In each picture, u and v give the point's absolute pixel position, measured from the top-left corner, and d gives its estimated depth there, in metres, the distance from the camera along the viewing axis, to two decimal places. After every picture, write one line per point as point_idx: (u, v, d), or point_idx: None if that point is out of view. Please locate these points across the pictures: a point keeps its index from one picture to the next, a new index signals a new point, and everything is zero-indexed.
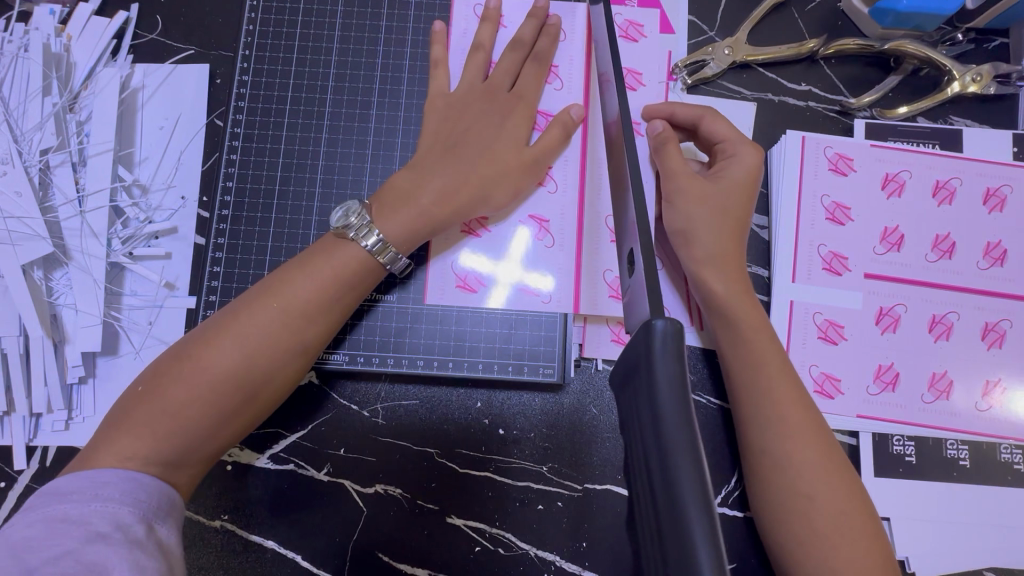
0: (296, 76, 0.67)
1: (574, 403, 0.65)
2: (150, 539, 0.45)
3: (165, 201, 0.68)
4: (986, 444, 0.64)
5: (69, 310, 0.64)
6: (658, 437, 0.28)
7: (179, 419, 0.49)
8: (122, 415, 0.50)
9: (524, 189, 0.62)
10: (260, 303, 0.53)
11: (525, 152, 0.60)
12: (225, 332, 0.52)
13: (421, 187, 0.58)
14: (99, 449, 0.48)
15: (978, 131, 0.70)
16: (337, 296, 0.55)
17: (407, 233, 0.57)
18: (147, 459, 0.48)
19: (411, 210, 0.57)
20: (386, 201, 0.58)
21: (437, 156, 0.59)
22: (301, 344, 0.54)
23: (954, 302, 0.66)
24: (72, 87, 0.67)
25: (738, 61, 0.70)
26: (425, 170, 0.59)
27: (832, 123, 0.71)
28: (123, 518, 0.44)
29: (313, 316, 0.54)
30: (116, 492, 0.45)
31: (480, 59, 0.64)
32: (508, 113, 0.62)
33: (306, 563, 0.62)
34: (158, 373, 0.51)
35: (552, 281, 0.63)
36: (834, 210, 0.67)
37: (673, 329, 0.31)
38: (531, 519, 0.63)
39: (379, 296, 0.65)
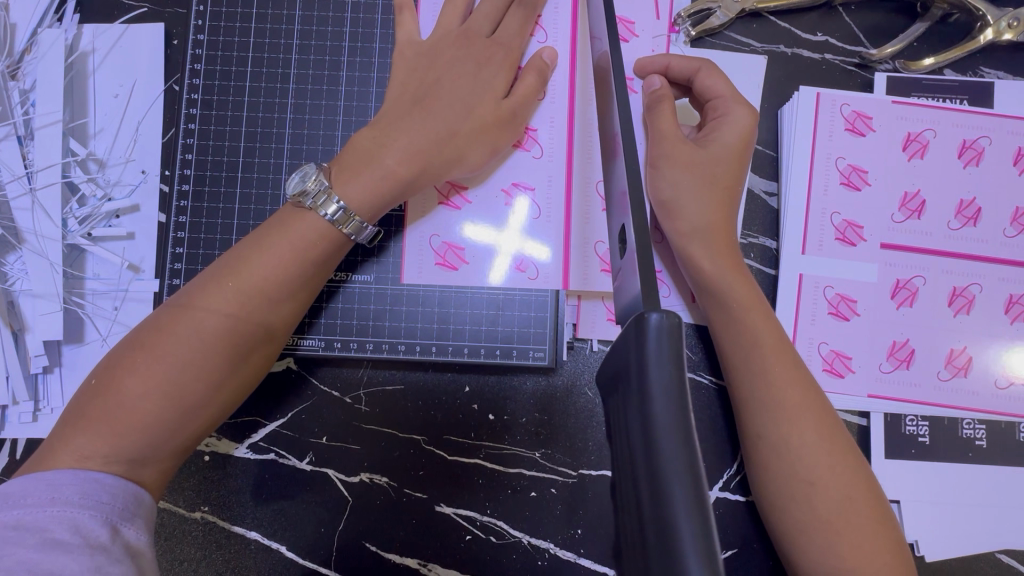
0: (256, 35, 0.61)
1: (567, 386, 0.62)
2: (114, 544, 0.42)
3: (124, 177, 0.63)
4: (1004, 423, 0.61)
5: (27, 296, 0.60)
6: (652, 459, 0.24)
7: (138, 414, 0.46)
8: (78, 412, 0.46)
9: (503, 149, 0.56)
10: (217, 283, 0.49)
11: (510, 115, 0.55)
12: (181, 317, 0.48)
13: (385, 148, 0.52)
14: (56, 448, 0.45)
15: (1012, 83, 0.63)
16: (303, 275, 0.51)
17: (371, 197, 0.52)
18: (108, 456, 0.45)
19: (377, 173, 0.52)
20: (347, 163, 0.52)
21: (404, 112, 0.54)
22: (267, 325, 0.50)
23: (977, 273, 0.61)
24: (13, 51, 0.61)
25: (748, 10, 0.63)
26: (390, 128, 0.53)
27: (850, 77, 0.64)
28: (82, 523, 0.41)
29: (277, 294, 0.50)
30: (76, 495, 0.43)
31: (456, 9, 0.57)
32: (491, 70, 0.55)
33: (291, 553, 0.60)
34: (111, 366, 0.47)
35: (546, 250, 0.58)
36: (849, 174, 0.62)
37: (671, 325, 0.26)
38: (523, 507, 0.61)
39: (345, 278, 0.61)
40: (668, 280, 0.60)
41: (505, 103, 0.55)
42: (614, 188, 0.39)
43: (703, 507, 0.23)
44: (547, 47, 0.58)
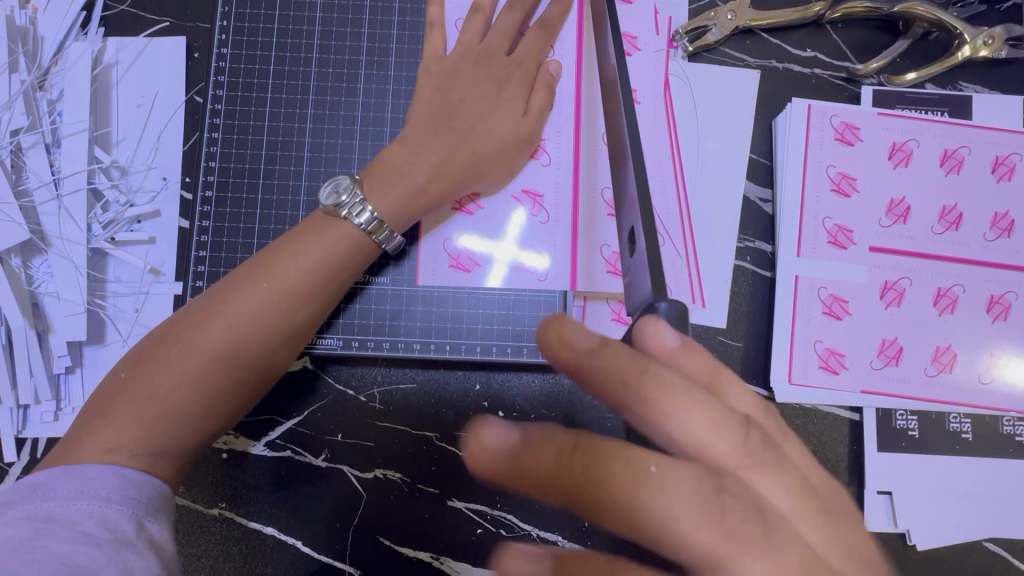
0: (277, 49, 0.64)
1: (575, 384, 0.64)
2: (139, 538, 0.43)
3: (146, 183, 0.65)
4: (988, 417, 0.64)
5: (51, 298, 0.62)
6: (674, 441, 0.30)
7: (166, 406, 0.48)
8: (107, 404, 0.48)
9: (518, 165, 0.60)
10: (248, 284, 0.51)
11: (523, 130, 0.58)
12: (212, 315, 0.50)
13: (415, 164, 0.55)
14: (84, 440, 0.47)
15: (989, 97, 0.67)
16: (330, 277, 0.54)
17: (403, 212, 0.55)
18: (135, 450, 0.47)
19: (409, 188, 0.55)
20: (379, 176, 0.55)
21: (431, 128, 0.57)
22: (294, 326, 0.53)
23: (960, 275, 0.64)
24: (41, 63, 0.64)
25: (742, 27, 0.67)
26: (419, 144, 0.56)
27: (838, 91, 0.68)
28: (110, 517, 0.43)
29: (304, 295, 0.53)
30: (103, 490, 0.44)
31: (476, 25, 0.61)
32: (504, 84, 0.58)
33: (306, 548, 0.62)
34: (142, 359, 0.49)
35: (545, 259, 0.61)
36: (840, 181, 0.65)
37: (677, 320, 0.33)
38: (532, 501, 0.63)
39: (372, 278, 0.63)
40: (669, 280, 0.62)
41: (525, 123, 0.58)
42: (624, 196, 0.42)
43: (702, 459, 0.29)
44: (553, 61, 0.61)
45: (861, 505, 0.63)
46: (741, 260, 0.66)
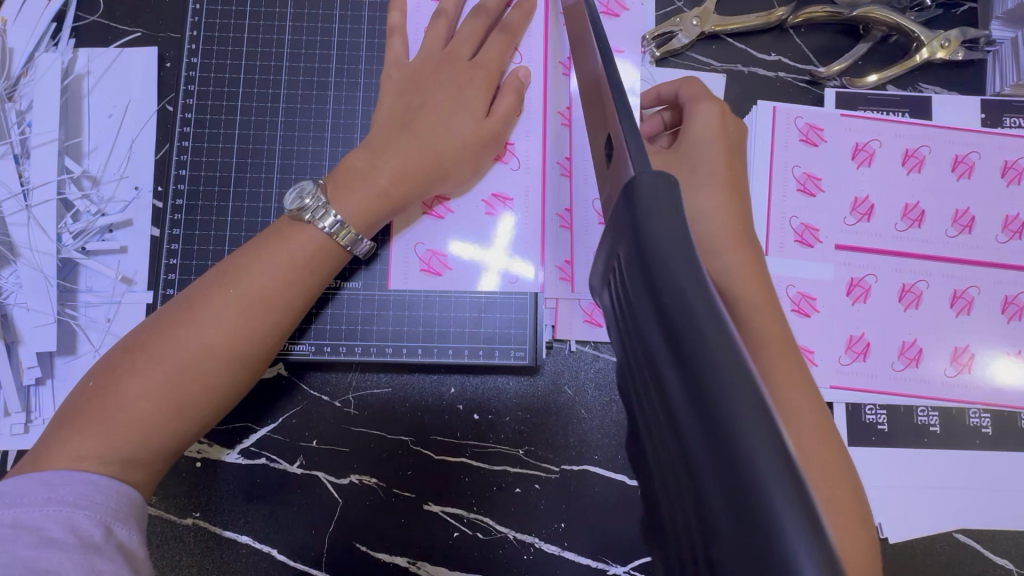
0: (248, 58, 0.64)
1: (549, 385, 0.65)
2: (107, 543, 0.43)
3: (118, 192, 0.65)
4: (955, 409, 0.65)
5: (20, 309, 0.61)
6: (668, 365, 0.20)
7: (136, 414, 0.48)
8: (74, 413, 0.48)
9: (483, 164, 0.60)
10: (215, 288, 0.52)
11: (487, 130, 0.58)
12: (177, 319, 0.50)
13: (377, 169, 0.56)
14: (52, 450, 0.47)
15: (947, 98, 0.69)
16: (299, 282, 0.54)
17: (367, 213, 0.56)
18: (103, 456, 0.47)
19: (372, 192, 0.56)
20: (343, 181, 0.56)
21: (394, 135, 0.57)
22: (263, 331, 0.52)
23: (923, 271, 0.66)
24: (10, 74, 0.64)
25: (707, 32, 0.69)
26: (381, 150, 0.57)
27: (802, 93, 0.70)
28: (77, 522, 0.43)
29: (275, 301, 0.53)
30: (71, 495, 0.44)
31: (439, 30, 0.61)
32: (465, 86, 0.59)
33: (281, 556, 0.62)
34: (110, 368, 0.49)
35: (533, 270, 0.62)
36: (805, 180, 0.67)
37: (653, 194, 0.23)
38: (509, 503, 0.63)
39: (341, 284, 0.63)
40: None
41: (487, 123, 0.58)
42: None
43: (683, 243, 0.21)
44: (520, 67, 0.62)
45: None
46: None
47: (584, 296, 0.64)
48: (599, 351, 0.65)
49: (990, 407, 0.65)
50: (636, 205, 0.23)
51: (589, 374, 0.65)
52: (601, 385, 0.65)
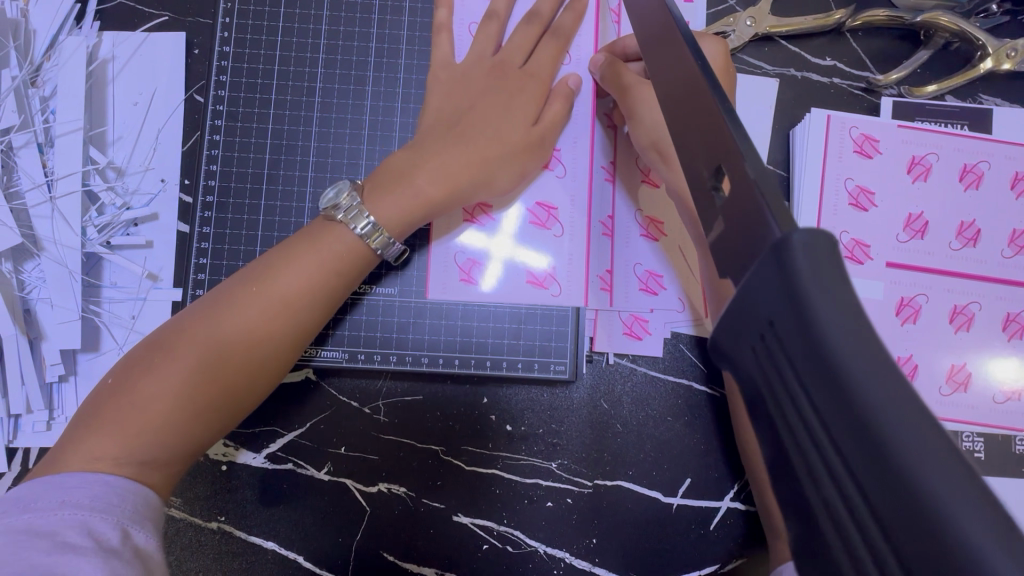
0: (282, 48, 0.61)
1: (585, 399, 0.63)
2: (125, 548, 0.41)
3: (144, 185, 0.63)
4: (1002, 436, 0.63)
5: (43, 304, 0.59)
6: (871, 471, 0.18)
7: (154, 416, 0.45)
8: (90, 410, 0.46)
9: (530, 171, 0.57)
10: (243, 292, 0.50)
11: (535, 136, 0.56)
12: (205, 326, 0.48)
13: (419, 170, 0.54)
14: (69, 451, 0.44)
15: (1009, 111, 0.66)
16: (327, 287, 0.52)
17: (404, 217, 0.53)
18: (119, 457, 0.44)
19: (411, 194, 0.53)
20: (382, 184, 0.54)
21: (437, 137, 0.55)
22: (288, 336, 0.50)
23: (976, 292, 0.63)
24: (33, 57, 0.61)
25: (761, 34, 0.65)
26: (424, 151, 0.54)
27: (857, 101, 0.67)
28: (92, 525, 0.40)
29: (302, 306, 0.51)
30: (86, 497, 0.41)
31: (490, 32, 0.58)
32: (516, 92, 0.56)
33: (308, 563, 0.61)
34: (130, 366, 0.47)
35: (543, 259, 0.59)
36: (857, 194, 0.64)
37: (815, 257, 0.20)
38: (540, 517, 0.62)
39: (368, 289, 0.62)
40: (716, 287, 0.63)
41: (535, 129, 0.56)
42: None
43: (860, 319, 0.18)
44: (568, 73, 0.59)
45: None
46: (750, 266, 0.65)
47: (625, 308, 0.63)
48: (637, 364, 0.63)
49: None
50: (793, 276, 0.20)
51: (626, 389, 0.63)
52: (638, 400, 0.63)
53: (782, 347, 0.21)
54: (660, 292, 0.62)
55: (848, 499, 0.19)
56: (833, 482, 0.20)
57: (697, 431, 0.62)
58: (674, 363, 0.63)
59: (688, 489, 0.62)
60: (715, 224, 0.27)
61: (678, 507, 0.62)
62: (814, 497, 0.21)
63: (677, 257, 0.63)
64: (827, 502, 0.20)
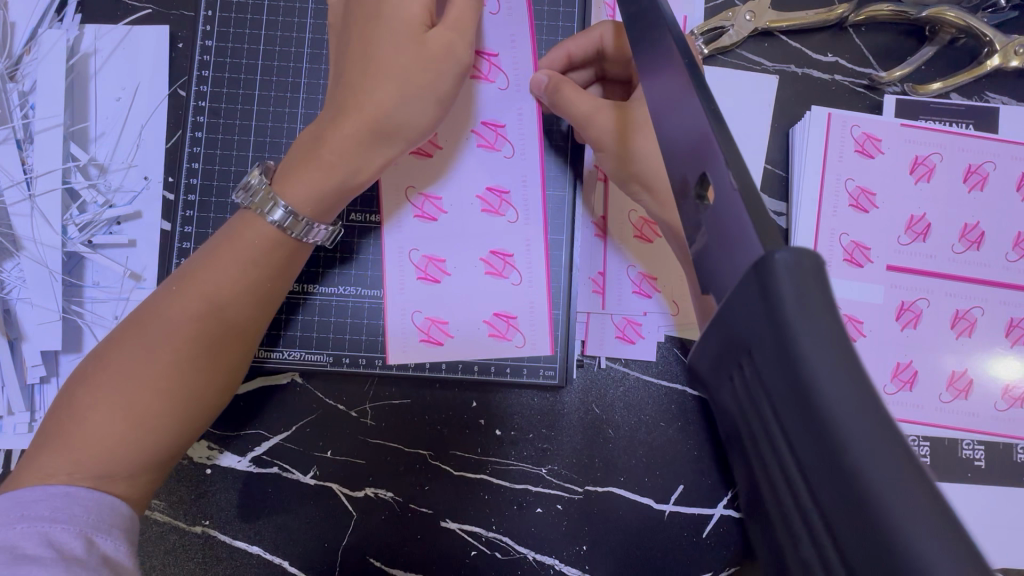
0: (267, 42, 0.60)
1: (576, 403, 0.61)
2: (91, 555, 0.40)
3: (126, 182, 0.61)
4: (1004, 444, 0.61)
5: (23, 304, 0.58)
6: (847, 519, 0.17)
7: (105, 429, 0.44)
8: (45, 432, 0.45)
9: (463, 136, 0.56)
10: (181, 293, 0.48)
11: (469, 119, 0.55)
12: (152, 335, 0.46)
13: (324, 144, 0.50)
14: (28, 465, 0.43)
15: (1016, 110, 0.64)
16: (266, 276, 0.51)
17: (314, 196, 0.51)
18: (73, 472, 0.43)
19: (318, 169, 0.50)
20: (290, 159, 0.51)
21: (340, 102, 0.51)
22: (233, 331, 0.49)
23: (979, 296, 0.62)
24: (13, 52, 0.60)
25: (760, 29, 0.63)
26: (325, 117, 0.51)
27: (859, 99, 0.65)
28: (55, 536, 0.39)
29: (242, 298, 0.49)
30: (47, 509, 0.40)
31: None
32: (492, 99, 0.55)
33: (293, 568, 0.60)
34: (80, 383, 0.46)
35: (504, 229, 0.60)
36: (858, 195, 0.62)
37: (800, 278, 0.18)
38: (529, 523, 0.60)
39: (308, 288, 0.61)
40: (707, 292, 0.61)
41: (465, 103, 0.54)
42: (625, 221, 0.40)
43: (845, 351, 0.17)
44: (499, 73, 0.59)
45: None
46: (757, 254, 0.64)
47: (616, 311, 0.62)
48: (630, 368, 0.62)
49: None
50: (777, 304, 0.19)
51: (618, 393, 0.62)
52: (630, 405, 0.61)
53: (757, 373, 0.20)
54: (653, 295, 0.61)
55: (818, 544, 0.18)
56: (802, 518, 0.18)
57: (690, 437, 0.61)
58: (668, 368, 0.62)
59: (681, 495, 0.61)
60: (701, 235, 0.26)
61: (670, 514, 0.60)
62: (783, 532, 0.19)
63: (669, 261, 0.61)
64: (797, 544, 0.19)
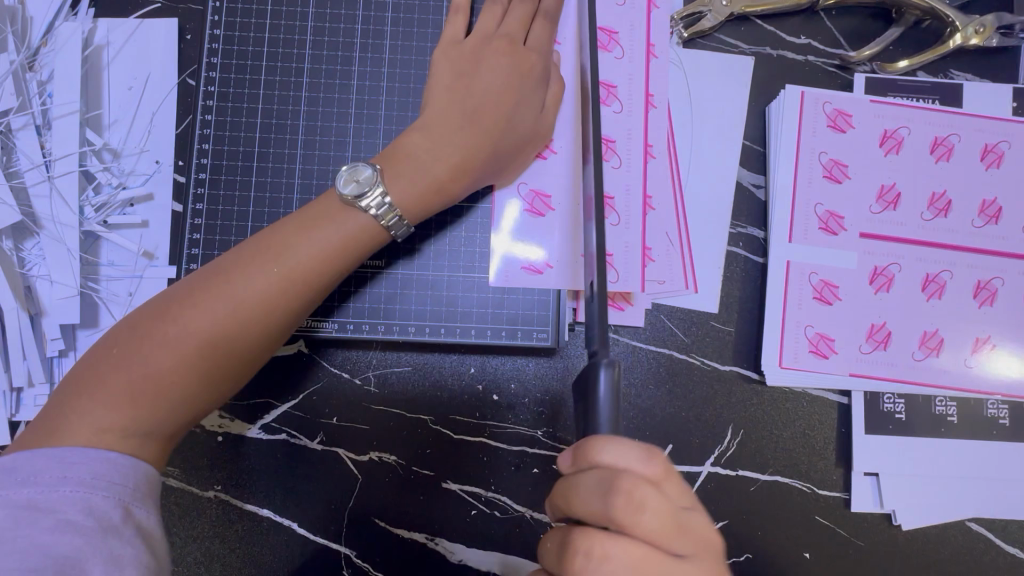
0: (271, 31, 0.63)
1: (568, 367, 0.65)
2: (126, 525, 0.42)
3: (139, 166, 0.64)
4: (973, 400, 0.65)
5: (43, 282, 0.61)
6: None
7: (162, 387, 0.47)
8: (94, 378, 0.46)
9: (529, 156, 0.61)
10: (253, 269, 0.51)
11: (542, 128, 0.60)
12: (215, 301, 0.49)
13: (434, 159, 0.56)
14: (71, 420, 0.45)
15: (979, 86, 0.68)
16: (333, 265, 0.53)
17: (420, 204, 0.56)
18: (128, 428, 0.46)
19: (429, 185, 0.56)
20: (397, 169, 0.55)
21: (454, 120, 0.57)
22: (296, 313, 0.52)
23: (947, 261, 0.65)
24: (30, 43, 0.63)
25: (736, 13, 0.67)
26: (438, 137, 0.56)
27: (831, 78, 0.68)
28: (95, 504, 0.42)
29: (312, 284, 0.52)
30: (88, 474, 0.42)
31: (493, 15, 0.61)
32: (518, 70, 0.59)
33: (301, 530, 0.63)
34: (134, 335, 0.48)
35: (538, 250, 0.63)
36: (831, 167, 0.66)
37: None
38: (526, 483, 0.64)
39: (380, 264, 0.64)
40: (617, 264, 0.61)
41: (542, 117, 0.60)
42: None
43: None
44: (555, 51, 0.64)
45: (848, 486, 0.64)
46: (734, 246, 0.66)
47: (528, 182, 0.63)
48: (619, 334, 0.65)
49: (1008, 398, 0.65)
50: None
51: None
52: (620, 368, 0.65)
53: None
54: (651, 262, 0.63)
55: None
56: None
57: (678, 398, 0.64)
58: (656, 333, 0.65)
59: (670, 454, 0.64)
60: None
61: None
62: None
63: None
64: None
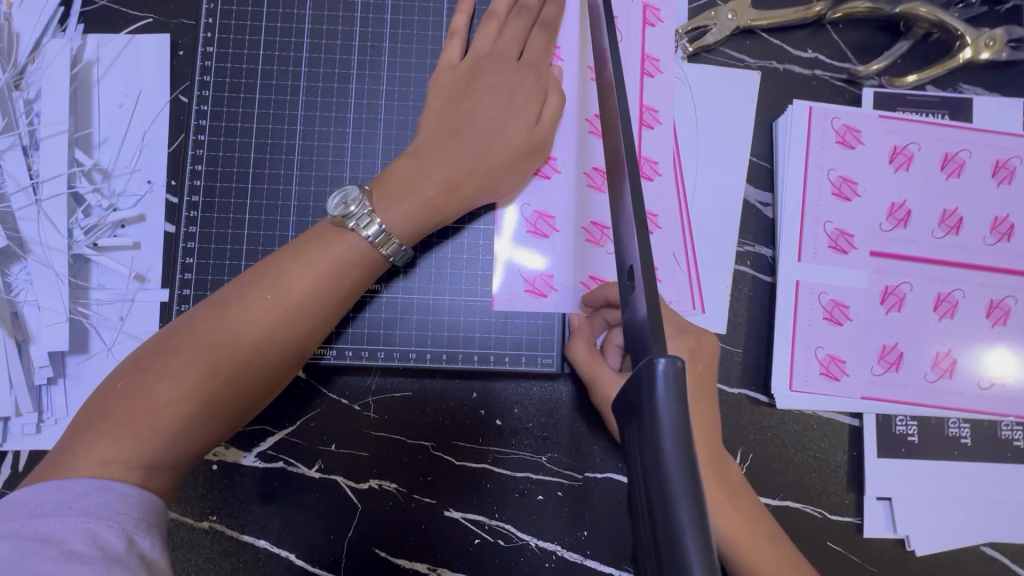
0: (266, 48, 0.62)
1: (573, 392, 0.63)
2: (130, 554, 0.39)
3: (130, 186, 0.63)
4: (987, 422, 0.64)
5: (32, 307, 0.60)
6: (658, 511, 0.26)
7: (166, 420, 0.45)
8: (100, 415, 0.45)
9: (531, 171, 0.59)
10: (255, 295, 0.49)
11: (536, 138, 0.58)
12: (218, 330, 0.48)
13: (423, 178, 0.54)
14: (76, 453, 0.43)
15: (989, 100, 0.66)
16: (336, 287, 0.52)
17: (413, 223, 0.54)
18: (130, 460, 0.44)
19: (421, 203, 0.54)
20: (386, 187, 0.54)
21: (443, 140, 0.56)
22: (301, 338, 0.51)
23: (959, 279, 0.64)
24: (16, 61, 0.61)
25: (742, 27, 0.66)
26: (428, 157, 0.55)
27: (839, 93, 0.67)
28: (98, 532, 0.39)
29: (316, 308, 0.51)
30: (92, 504, 0.40)
31: (490, 33, 0.60)
32: (514, 89, 0.58)
33: (300, 561, 0.61)
34: (140, 368, 0.47)
35: (541, 259, 0.62)
36: (840, 184, 0.65)
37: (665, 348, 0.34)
38: (531, 510, 0.62)
39: (380, 287, 0.62)
40: None
41: (536, 131, 0.58)
42: (619, 221, 0.43)
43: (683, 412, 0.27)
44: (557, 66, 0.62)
45: (860, 510, 0.62)
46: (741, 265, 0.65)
47: (530, 203, 0.62)
48: None
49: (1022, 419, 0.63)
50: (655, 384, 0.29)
51: None
52: None
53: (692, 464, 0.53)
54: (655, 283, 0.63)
55: None
56: None
57: None
58: None
59: None
60: None
61: None
62: None
63: (592, 236, 0.63)
64: None
